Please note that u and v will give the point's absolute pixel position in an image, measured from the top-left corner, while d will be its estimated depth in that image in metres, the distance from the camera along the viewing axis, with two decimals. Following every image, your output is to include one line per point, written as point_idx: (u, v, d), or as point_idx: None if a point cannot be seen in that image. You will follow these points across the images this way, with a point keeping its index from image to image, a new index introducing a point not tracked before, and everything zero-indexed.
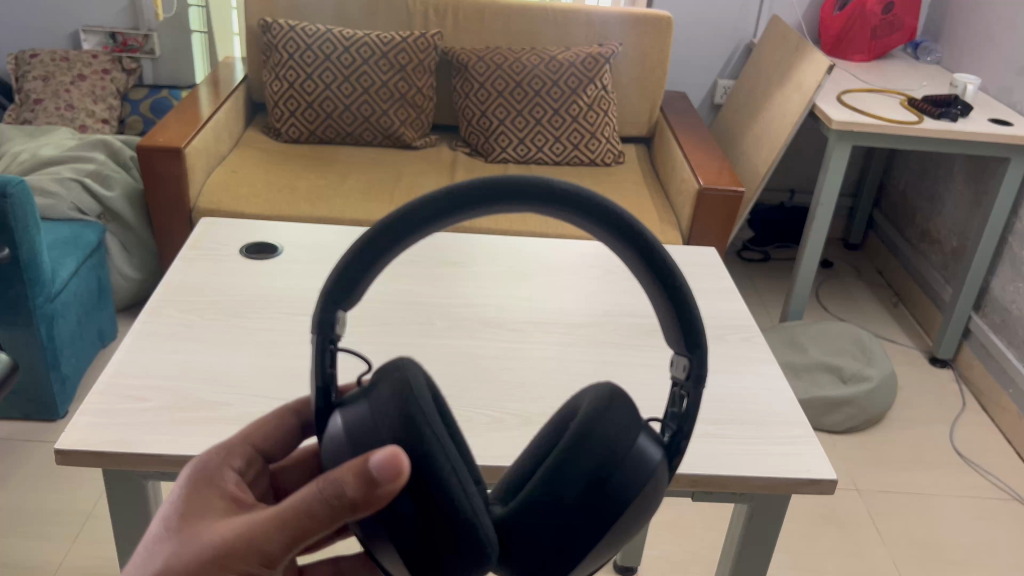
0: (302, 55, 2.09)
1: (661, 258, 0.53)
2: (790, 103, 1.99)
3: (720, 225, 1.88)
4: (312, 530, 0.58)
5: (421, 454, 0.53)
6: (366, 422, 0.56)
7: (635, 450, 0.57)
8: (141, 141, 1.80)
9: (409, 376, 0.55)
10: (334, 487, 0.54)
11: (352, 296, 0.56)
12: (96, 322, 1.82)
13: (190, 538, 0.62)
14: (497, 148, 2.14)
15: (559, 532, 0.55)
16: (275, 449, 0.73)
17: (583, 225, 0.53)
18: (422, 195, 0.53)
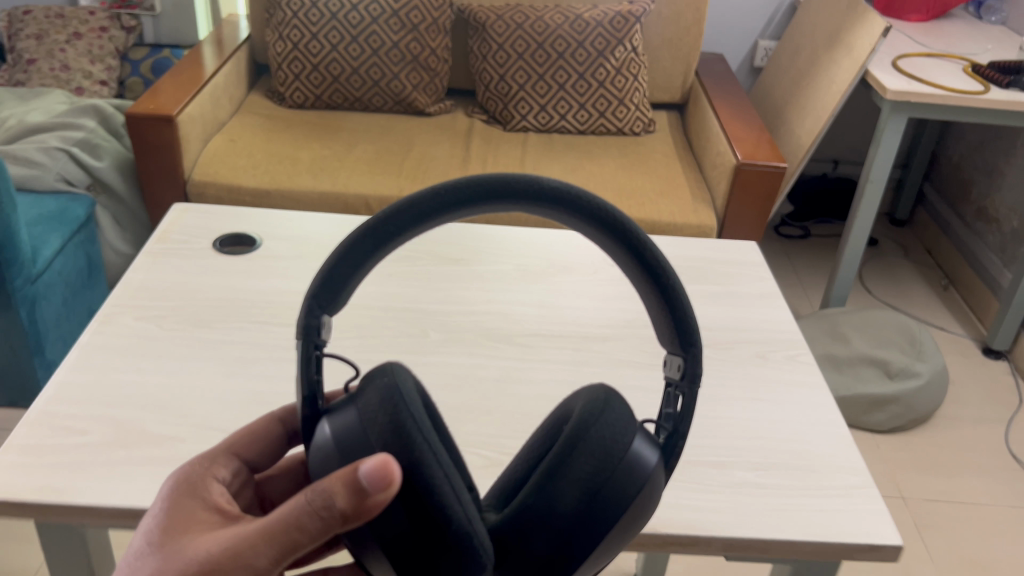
0: (307, 13, 1.93)
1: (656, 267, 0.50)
2: (840, 70, 1.80)
3: (758, 204, 1.72)
4: (304, 543, 0.52)
5: (409, 459, 0.47)
6: (355, 429, 0.51)
7: (633, 453, 0.51)
8: (132, 107, 1.66)
9: (399, 378, 0.50)
10: (323, 498, 0.49)
11: (340, 300, 0.50)
12: (85, 302, 1.71)
13: (173, 553, 0.56)
14: (517, 115, 1.99)
15: (555, 544, 0.49)
16: (261, 456, 0.66)
17: (572, 224, 0.49)
18: (408, 195, 0.48)
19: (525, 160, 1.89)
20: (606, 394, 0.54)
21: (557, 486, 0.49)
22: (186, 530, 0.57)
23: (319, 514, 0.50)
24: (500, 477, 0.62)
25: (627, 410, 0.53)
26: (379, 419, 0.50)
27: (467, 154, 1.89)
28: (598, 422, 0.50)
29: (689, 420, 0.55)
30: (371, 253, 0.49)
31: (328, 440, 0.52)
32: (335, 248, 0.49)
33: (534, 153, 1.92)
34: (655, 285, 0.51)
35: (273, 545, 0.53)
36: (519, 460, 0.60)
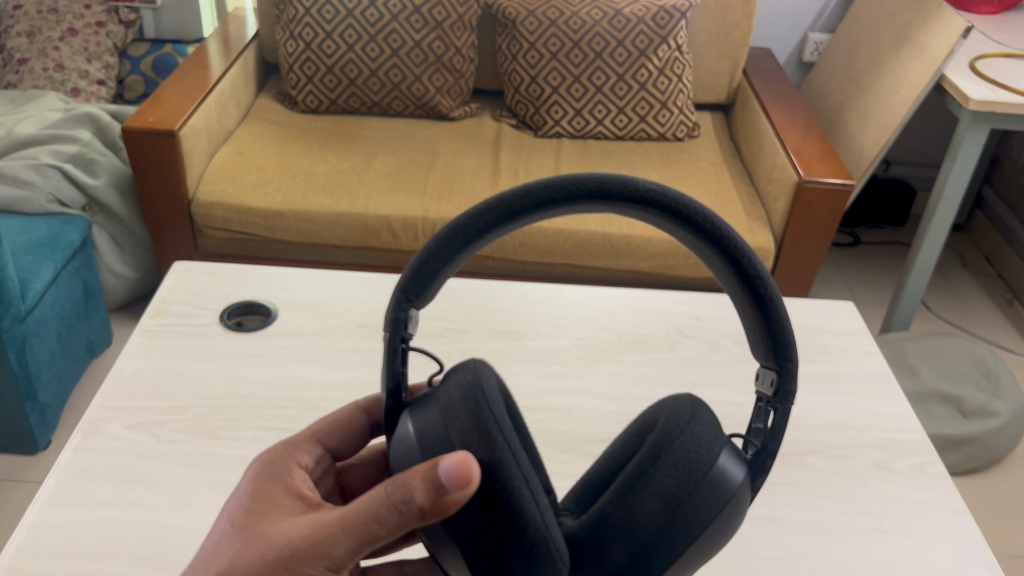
0: (320, 10, 1.77)
1: (752, 271, 0.47)
2: (910, 72, 1.62)
3: (821, 225, 1.55)
4: (380, 537, 0.51)
5: (490, 463, 0.45)
6: (435, 428, 0.48)
7: (719, 469, 0.48)
8: (130, 120, 1.50)
9: (483, 375, 0.48)
10: (400, 494, 0.47)
11: (427, 295, 0.48)
12: (82, 333, 1.57)
13: (254, 535, 0.55)
14: (550, 121, 1.83)
15: (632, 555, 0.47)
16: (345, 446, 0.67)
17: (662, 228, 0.47)
18: (498, 193, 0.46)
19: (560, 171, 1.72)
20: (690, 399, 0.51)
21: (637, 497, 0.47)
22: (265, 514, 0.56)
23: (399, 508, 0.48)
24: (578, 481, 0.59)
25: (714, 425, 0.49)
26: (461, 417, 0.47)
27: (497, 166, 1.73)
28: (683, 432, 0.47)
29: (779, 439, 0.51)
30: (459, 251, 0.47)
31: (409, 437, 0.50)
32: (424, 245, 0.47)
33: (569, 163, 1.75)
34: (749, 298, 0.48)
35: (350, 535, 0.51)
36: (596, 467, 0.58)
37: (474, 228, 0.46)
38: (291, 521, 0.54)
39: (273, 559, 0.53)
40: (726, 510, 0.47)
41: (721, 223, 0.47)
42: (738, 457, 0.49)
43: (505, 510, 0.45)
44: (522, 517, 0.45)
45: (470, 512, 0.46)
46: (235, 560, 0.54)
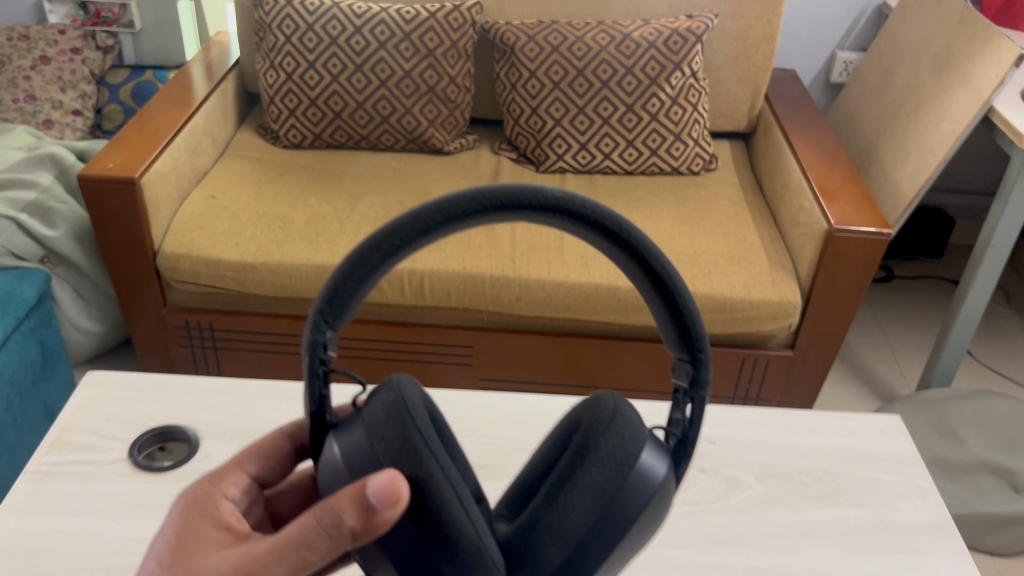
0: (301, 37, 1.62)
1: (665, 274, 0.48)
2: (953, 102, 1.45)
3: (855, 277, 1.38)
4: (314, 562, 0.50)
5: (417, 479, 0.46)
6: (363, 447, 0.48)
7: (643, 466, 0.49)
8: (86, 168, 1.36)
9: (404, 394, 0.48)
10: (331, 518, 0.47)
11: (345, 316, 0.47)
12: (40, 398, 1.43)
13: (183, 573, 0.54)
14: (552, 155, 1.67)
15: (567, 558, 0.47)
16: (271, 473, 0.65)
17: (576, 233, 0.47)
18: (407, 211, 0.44)
19: None
20: (611, 399, 0.52)
21: (567, 498, 0.48)
22: (195, 548, 0.56)
23: (329, 533, 0.48)
24: (509, 484, 0.60)
25: (638, 425, 0.51)
26: (387, 435, 0.47)
27: None
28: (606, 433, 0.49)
29: (699, 427, 0.53)
30: (375, 270, 0.45)
31: (337, 459, 0.49)
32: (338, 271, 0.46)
33: None
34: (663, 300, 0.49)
35: (283, 564, 0.51)
36: (525, 467, 0.59)
37: (390, 246, 0.45)
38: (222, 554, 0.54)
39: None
40: (653, 503, 0.49)
41: (628, 223, 0.47)
42: (661, 450, 0.51)
43: (434, 525, 0.46)
44: (451, 530, 0.46)
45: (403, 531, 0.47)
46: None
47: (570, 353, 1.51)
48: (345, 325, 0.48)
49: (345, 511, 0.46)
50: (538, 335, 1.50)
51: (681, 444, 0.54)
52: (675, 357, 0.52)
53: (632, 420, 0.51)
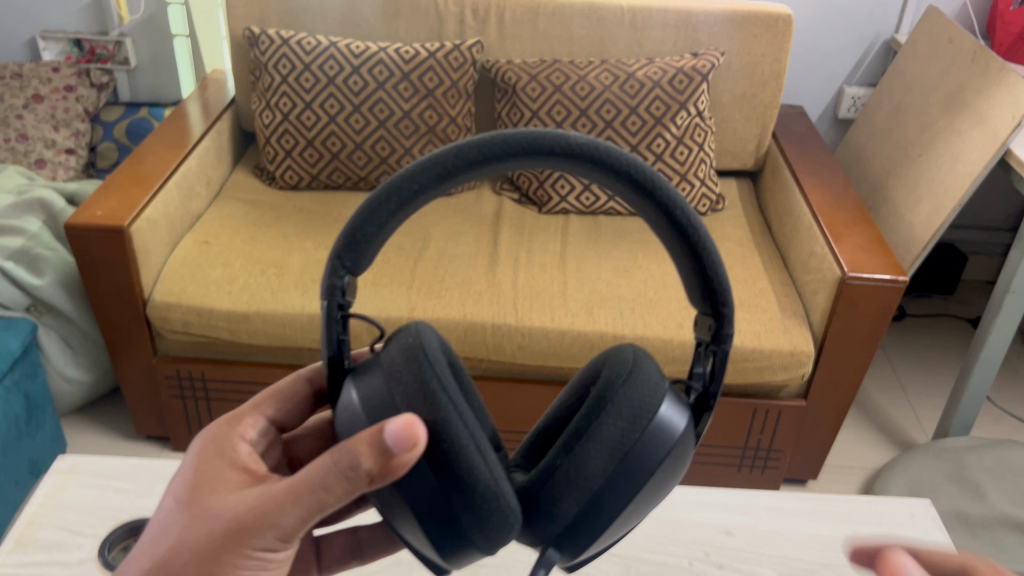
0: (298, 78, 1.58)
1: (685, 219, 0.50)
2: (968, 143, 1.40)
3: (869, 325, 1.32)
4: (329, 504, 0.53)
5: (437, 421, 0.48)
6: (381, 392, 0.50)
7: (665, 420, 0.53)
8: (73, 216, 1.31)
9: (423, 339, 0.51)
10: (348, 460, 0.50)
11: (362, 261, 0.51)
12: (24, 453, 1.38)
13: (203, 511, 0.57)
14: (555, 196, 1.63)
15: (583, 505, 0.52)
16: (290, 415, 0.69)
17: (599, 180, 0.50)
18: (429, 152, 0.48)
19: (566, 259, 1.52)
20: (631, 357, 0.56)
21: (586, 446, 0.51)
22: (214, 487, 0.59)
23: (344, 475, 0.50)
24: (534, 430, 0.64)
25: (657, 381, 0.55)
26: (405, 380, 0.49)
27: (496, 250, 1.53)
28: (626, 388, 0.53)
29: (720, 383, 0.57)
30: (395, 213, 0.49)
31: (356, 404, 0.52)
32: (360, 212, 0.49)
33: (576, 248, 1.55)
34: (683, 248, 0.52)
35: (298, 505, 0.54)
36: (549, 419, 0.63)
37: (409, 188, 0.48)
38: (241, 495, 0.57)
39: (222, 533, 0.56)
40: (672, 457, 0.53)
41: (655, 173, 0.50)
42: (679, 403, 0.55)
43: (451, 468, 0.49)
44: (468, 475, 0.48)
45: (421, 476, 0.49)
46: (184, 538, 0.57)
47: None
48: (364, 269, 0.51)
49: (365, 457, 0.49)
50: (540, 386, 1.45)
51: (705, 398, 0.58)
52: (698, 313, 0.55)
53: (648, 375, 0.54)
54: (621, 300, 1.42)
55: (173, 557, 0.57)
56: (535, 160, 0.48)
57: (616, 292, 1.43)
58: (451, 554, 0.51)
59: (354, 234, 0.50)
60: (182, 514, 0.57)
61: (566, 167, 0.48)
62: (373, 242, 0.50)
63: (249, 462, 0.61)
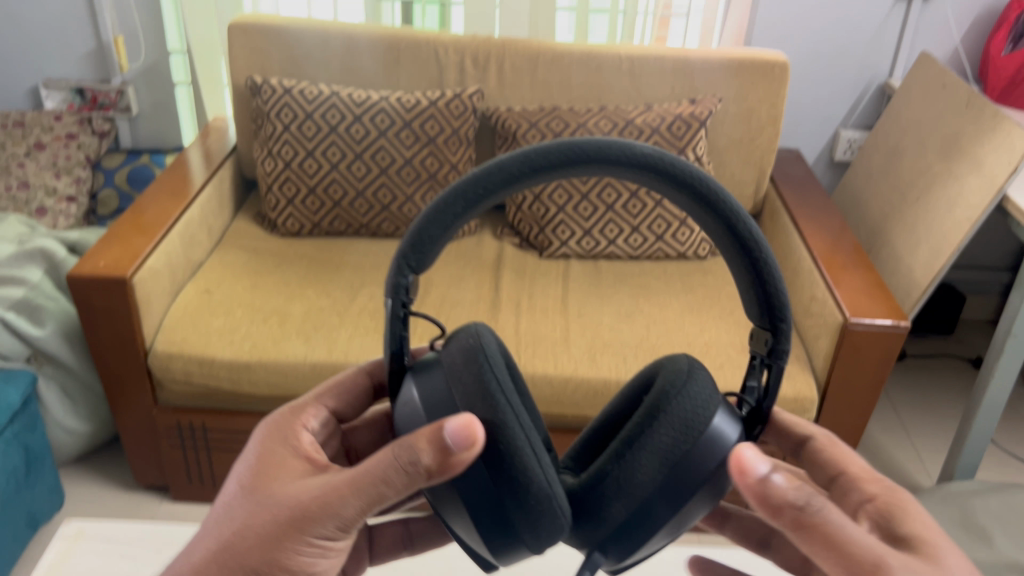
0: (300, 126, 1.60)
1: (744, 231, 0.53)
2: (965, 188, 1.42)
3: (872, 370, 1.32)
4: (389, 496, 0.56)
5: (495, 423, 0.52)
6: (442, 391, 0.55)
7: (715, 429, 0.55)
8: (75, 268, 1.30)
9: (482, 341, 0.55)
10: (409, 455, 0.53)
11: (426, 260, 0.54)
12: (22, 506, 1.37)
13: (267, 497, 0.60)
14: (556, 241, 1.64)
15: (633, 510, 0.55)
16: (349, 408, 0.73)
17: (661, 190, 0.53)
18: (498, 157, 0.52)
19: (568, 304, 1.52)
20: (686, 365, 0.59)
21: (637, 450, 0.55)
22: (278, 475, 0.62)
23: (405, 469, 0.54)
24: (589, 432, 0.69)
25: (709, 389, 0.57)
26: (465, 380, 0.54)
27: (497, 295, 1.53)
28: (680, 395, 0.55)
29: (773, 398, 0.59)
30: (460, 215, 0.52)
31: (416, 402, 0.56)
32: (427, 211, 0.53)
33: (577, 292, 1.55)
34: (741, 260, 0.54)
35: (359, 496, 0.57)
36: (606, 417, 0.68)
37: (476, 189, 0.52)
38: (304, 484, 0.60)
39: (285, 520, 0.58)
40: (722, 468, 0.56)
41: (718, 186, 0.53)
42: (733, 415, 0.58)
43: (507, 468, 0.52)
44: (523, 477, 0.52)
45: (477, 474, 0.53)
46: (248, 522, 0.60)
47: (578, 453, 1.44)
48: (426, 269, 0.55)
49: (427, 451, 0.52)
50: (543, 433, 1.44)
51: (757, 412, 0.60)
52: (755, 326, 0.56)
53: (698, 381, 0.57)
54: (625, 346, 1.41)
55: (236, 540, 0.60)
56: (598, 164, 0.51)
57: (619, 338, 1.43)
58: (503, 552, 0.55)
59: (418, 234, 0.53)
60: (247, 500, 0.60)
61: (628, 173, 0.52)
62: (438, 241, 0.53)
63: (311, 453, 0.64)
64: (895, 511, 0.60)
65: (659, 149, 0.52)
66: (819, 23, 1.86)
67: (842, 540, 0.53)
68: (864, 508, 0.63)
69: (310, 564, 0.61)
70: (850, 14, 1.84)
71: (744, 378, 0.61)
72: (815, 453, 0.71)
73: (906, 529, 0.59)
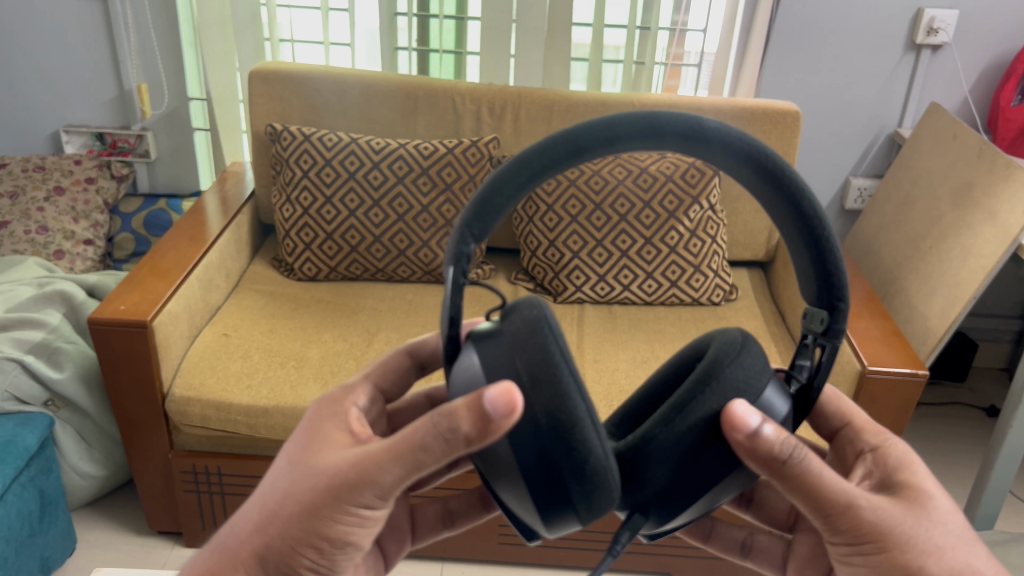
0: (319, 172, 1.62)
1: (808, 209, 0.53)
2: (979, 237, 1.43)
3: (890, 418, 1.32)
4: (427, 465, 0.56)
5: (557, 392, 0.52)
6: (503, 360, 0.54)
7: (764, 399, 0.57)
8: (96, 312, 1.30)
9: (544, 314, 0.55)
10: (447, 422, 0.54)
11: (489, 230, 0.55)
12: (36, 550, 1.36)
13: (309, 465, 0.61)
14: (570, 286, 1.64)
15: (672, 472, 0.56)
16: (392, 387, 0.74)
17: (724, 165, 0.53)
18: (564, 128, 0.52)
19: (583, 349, 1.52)
20: (741, 339, 0.58)
21: (688, 420, 0.55)
22: (321, 444, 0.63)
23: (442, 437, 0.54)
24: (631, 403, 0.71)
25: (762, 363, 0.58)
26: (529, 349, 0.53)
27: None
28: (733, 362, 0.56)
29: (824, 374, 0.60)
30: (524, 185, 0.53)
31: (475, 368, 0.56)
32: (493, 181, 0.53)
33: (592, 338, 1.55)
34: (805, 237, 0.54)
35: (396, 465, 0.57)
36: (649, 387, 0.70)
37: (543, 160, 0.52)
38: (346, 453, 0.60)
39: (324, 487, 0.59)
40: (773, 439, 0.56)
41: (784, 161, 0.53)
42: (782, 390, 0.60)
43: (567, 439, 0.52)
44: (582, 447, 0.52)
45: (528, 446, 0.53)
46: (291, 490, 0.61)
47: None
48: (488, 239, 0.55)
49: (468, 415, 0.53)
50: None
51: (808, 390, 0.62)
52: (812, 307, 0.57)
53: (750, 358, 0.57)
54: None
55: (280, 508, 0.61)
56: (662, 139, 0.51)
57: (635, 384, 1.43)
58: (554, 521, 0.56)
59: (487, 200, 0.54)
60: (291, 470, 0.62)
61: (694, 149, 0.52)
62: (502, 211, 0.54)
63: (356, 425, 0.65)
64: (891, 460, 0.68)
65: (725, 124, 0.52)
66: (829, 74, 1.90)
67: (825, 485, 0.59)
68: (868, 457, 0.70)
69: (349, 532, 0.61)
70: (858, 66, 1.88)
71: (794, 355, 0.63)
72: (820, 405, 0.77)
73: (900, 474, 0.66)
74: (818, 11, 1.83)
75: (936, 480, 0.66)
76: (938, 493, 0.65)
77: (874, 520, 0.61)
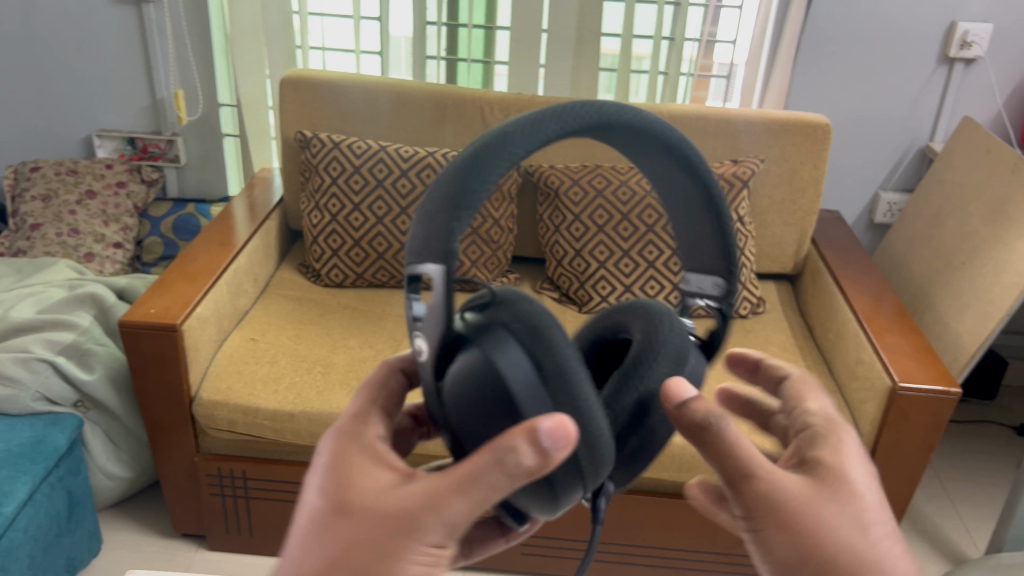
0: (347, 179, 1.63)
1: (709, 180, 0.55)
2: (1013, 254, 1.41)
3: (919, 436, 1.30)
4: (496, 497, 0.49)
5: (572, 394, 0.48)
6: (520, 359, 0.48)
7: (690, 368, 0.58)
8: (127, 314, 1.31)
9: (530, 306, 0.50)
10: (507, 456, 0.46)
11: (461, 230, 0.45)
12: (62, 551, 1.37)
13: (364, 508, 0.53)
14: (596, 296, 1.63)
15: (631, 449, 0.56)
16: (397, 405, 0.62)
17: (641, 148, 0.53)
18: (526, 110, 0.45)
19: None
20: (651, 310, 0.58)
21: (633, 403, 0.55)
22: (361, 484, 0.54)
23: (508, 470, 0.47)
24: None
25: (681, 327, 0.57)
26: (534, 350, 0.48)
27: None
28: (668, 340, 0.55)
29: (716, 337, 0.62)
30: (500, 172, 0.44)
31: (482, 371, 0.47)
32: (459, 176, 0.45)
33: None
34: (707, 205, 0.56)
35: (463, 498, 0.49)
36: None
37: (518, 144, 0.44)
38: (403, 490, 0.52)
39: (390, 527, 0.52)
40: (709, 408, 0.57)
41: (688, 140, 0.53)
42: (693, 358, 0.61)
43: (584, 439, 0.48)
44: (597, 442, 0.49)
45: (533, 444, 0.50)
46: (347, 540, 0.52)
47: (617, 510, 1.41)
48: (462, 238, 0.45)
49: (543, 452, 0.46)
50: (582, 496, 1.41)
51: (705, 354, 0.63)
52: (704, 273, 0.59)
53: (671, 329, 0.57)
54: None
55: (337, 559, 0.52)
56: (613, 121, 0.48)
57: None
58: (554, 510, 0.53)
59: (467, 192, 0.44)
60: (340, 518, 0.53)
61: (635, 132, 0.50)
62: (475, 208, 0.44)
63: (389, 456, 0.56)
64: (818, 437, 0.63)
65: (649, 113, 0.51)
66: (859, 87, 1.89)
67: (720, 458, 0.56)
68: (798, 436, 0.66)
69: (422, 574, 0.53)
70: (890, 79, 1.87)
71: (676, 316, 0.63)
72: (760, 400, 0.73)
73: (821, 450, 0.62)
74: (850, 23, 1.82)
75: (862, 458, 0.61)
76: (861, 469, 0.61)
77: (774, 489, 0.57)
